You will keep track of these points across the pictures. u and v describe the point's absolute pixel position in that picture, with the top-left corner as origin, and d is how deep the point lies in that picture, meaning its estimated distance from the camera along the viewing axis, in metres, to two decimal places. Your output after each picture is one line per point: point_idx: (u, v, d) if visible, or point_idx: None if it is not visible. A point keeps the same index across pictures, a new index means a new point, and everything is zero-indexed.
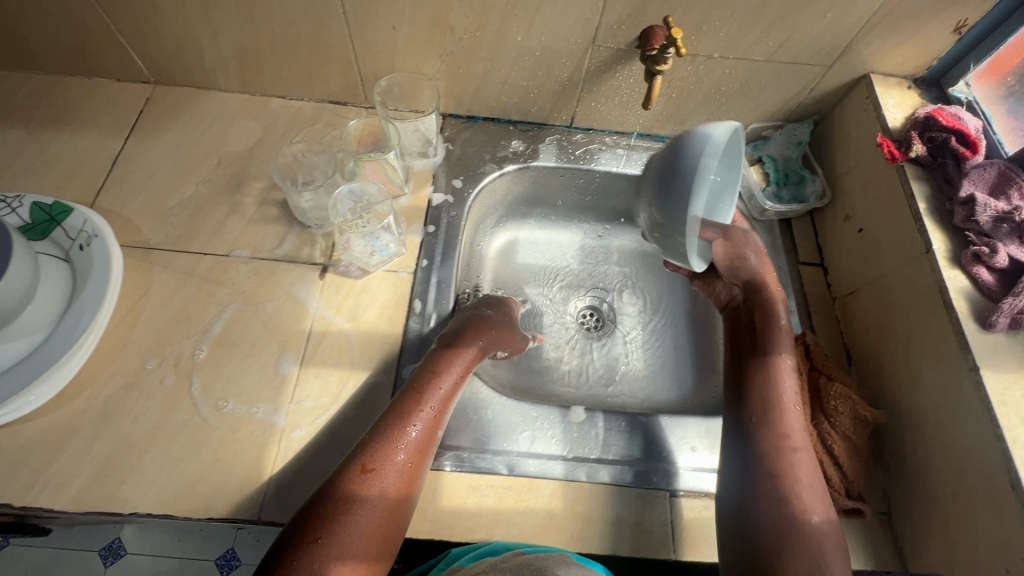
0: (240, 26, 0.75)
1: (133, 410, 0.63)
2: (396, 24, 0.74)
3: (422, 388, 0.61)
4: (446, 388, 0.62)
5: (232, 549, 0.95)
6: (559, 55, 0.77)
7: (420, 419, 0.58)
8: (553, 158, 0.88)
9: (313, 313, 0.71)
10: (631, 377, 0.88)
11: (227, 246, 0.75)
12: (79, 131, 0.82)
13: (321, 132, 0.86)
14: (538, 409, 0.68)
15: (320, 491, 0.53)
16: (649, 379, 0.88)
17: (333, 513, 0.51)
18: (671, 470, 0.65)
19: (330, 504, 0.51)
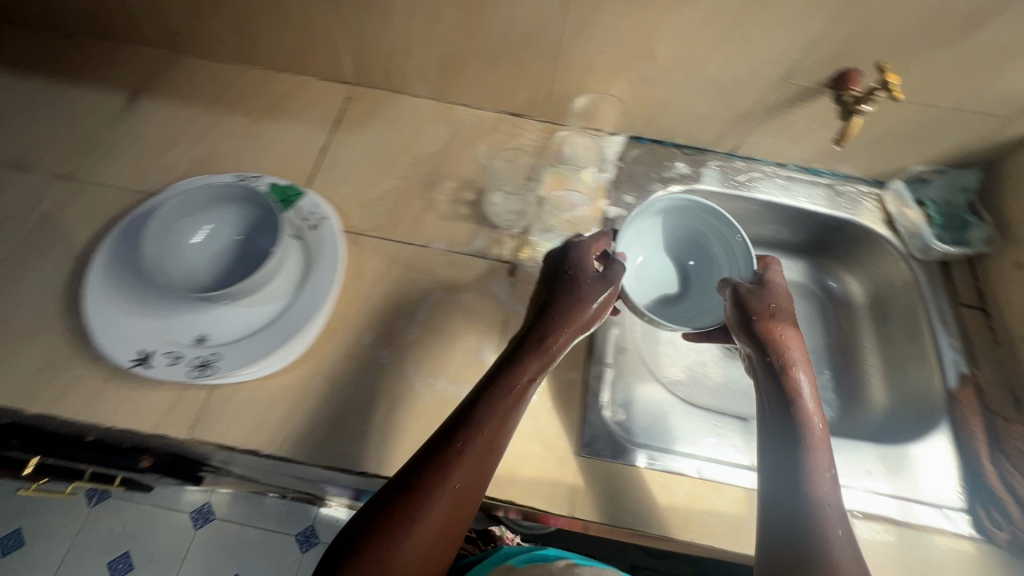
0: (456, 40, 0.83)
1: (356, 378, 0.69)
2: (602, 49, 0.80)
3: (494, 385, 0.55)
4: (540, 360, 0.57)
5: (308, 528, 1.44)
6: (748, 87, 0.82)
7: (496, 407, 0.54)
8: (715, 183, 0.92)
9: (507, 307, 0.76)
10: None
11: (426, 238, 0.81)
12: (290, 122, 0.90)
13: (501, 140, 0.92)
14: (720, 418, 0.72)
15: (390, 485, 0.51)
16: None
17: (427, 471, 0.51)
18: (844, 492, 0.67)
19: (394, 499, 0.49)
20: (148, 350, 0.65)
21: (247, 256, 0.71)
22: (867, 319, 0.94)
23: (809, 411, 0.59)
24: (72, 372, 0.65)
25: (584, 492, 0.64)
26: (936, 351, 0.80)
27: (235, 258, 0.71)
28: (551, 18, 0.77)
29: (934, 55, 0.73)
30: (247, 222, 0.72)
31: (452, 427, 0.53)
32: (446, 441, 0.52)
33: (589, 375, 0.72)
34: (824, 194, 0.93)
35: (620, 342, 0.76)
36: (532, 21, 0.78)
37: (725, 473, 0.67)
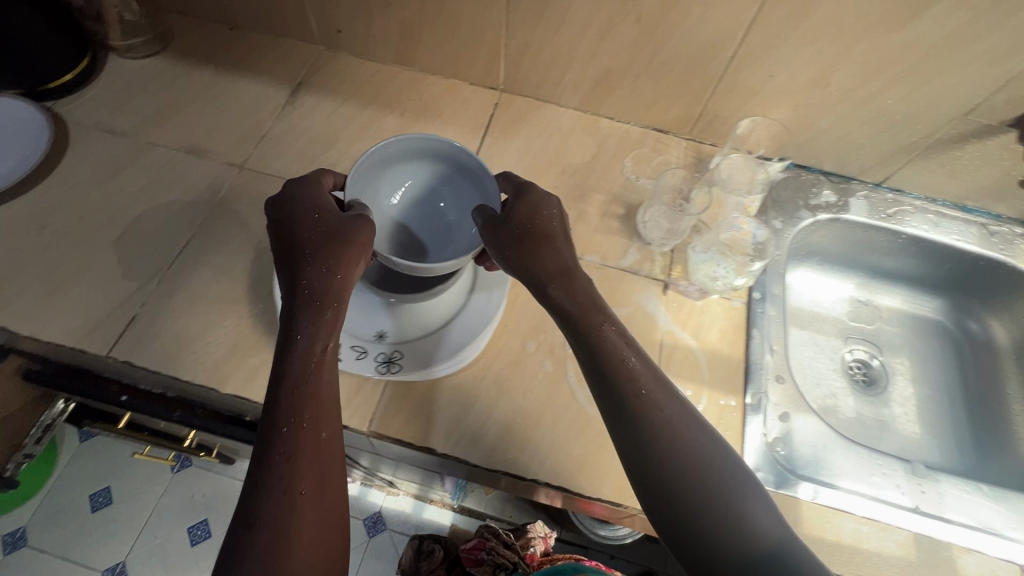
0: (622, 55, 0.83)
1: (522, 385, 0.70)
2: (775, 73, 0.79)
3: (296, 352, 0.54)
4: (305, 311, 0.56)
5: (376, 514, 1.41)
6: (920, 120, 0.80)
7: (308, 372, 0.54)
8: (863, 214, 0.91)
9: (662, 325, 0.77)
10: (910, 437, 0.89)
11: (580, 250, 0.82)
12: (443, 125, 0.92)
13: (647, 156, 0.92)
14: (883, 460, 0.71)
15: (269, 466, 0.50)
16: (929, 443, 0.88)
17: (290, 439, 0.51)
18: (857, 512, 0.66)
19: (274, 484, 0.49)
20: None
21: (443, 223, 0.72)
22: (1011, 365, 0.91)
23: (626, 372, 0.54)
24: (260, 357, 0.68)
25: None
26: None
27: (442, 228, 0.72)
28: (730, 40, 0.76)
29: None
30: (438, 185, 0.72)
31: (282, 395, 0.53)
32: (283, 407, 0.52)
33: (748, 401, 0.72)
34: (977, 233, 0.90)
35: (776, 371, 0.76)
36: (709, 42, 0.78)
37: (893, 514, 0.66)
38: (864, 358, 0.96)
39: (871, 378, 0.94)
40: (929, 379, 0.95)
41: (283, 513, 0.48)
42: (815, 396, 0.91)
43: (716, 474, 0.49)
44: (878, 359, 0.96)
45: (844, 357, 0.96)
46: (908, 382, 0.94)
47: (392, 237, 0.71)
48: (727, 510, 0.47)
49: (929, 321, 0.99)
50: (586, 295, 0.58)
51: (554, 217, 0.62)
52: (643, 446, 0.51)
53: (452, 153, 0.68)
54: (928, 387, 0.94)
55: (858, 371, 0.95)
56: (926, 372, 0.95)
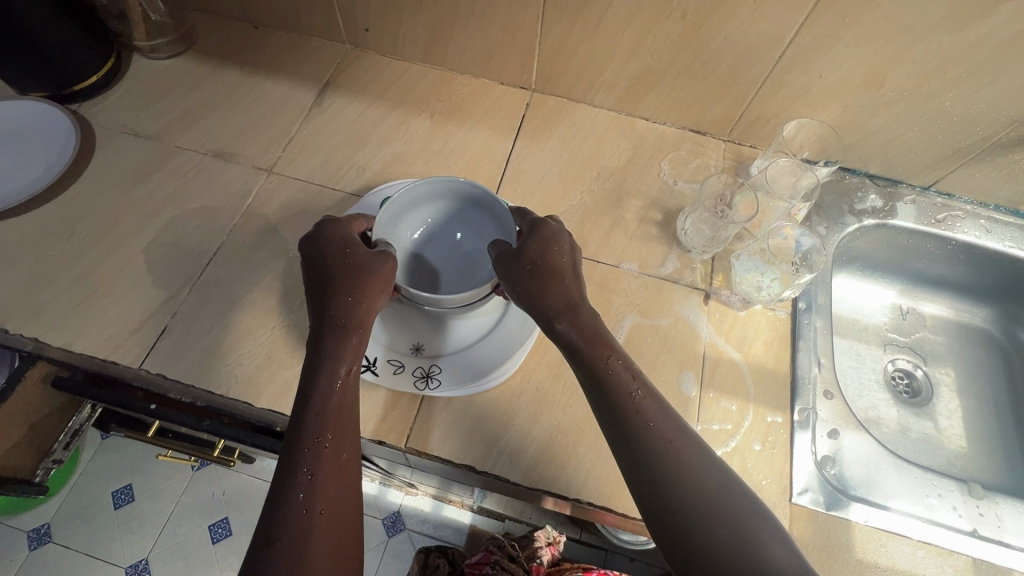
0: (663, 54, 0.80)
1: (561, 400, 0.68)
2: (825, 73, 0.75)
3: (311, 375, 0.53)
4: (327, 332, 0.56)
5: (395, 514, 1.40)
6: (978, 123, 0.76)
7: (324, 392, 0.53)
8: (911, 219, 0.87)
9: (705, 337, 0.74)
10: (958, 452, 0.86)
11: (617, 257, 0.79)
12: (473, 126, 0.90)
13: (685, 158, 0.89)
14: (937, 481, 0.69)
15: (287, 489, 0.48)
16: (978, 459, 0.85)
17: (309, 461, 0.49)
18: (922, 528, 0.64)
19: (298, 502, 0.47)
20: (371, 357, 0.65)
21: (459, 255, 0.68)
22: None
23: (632, 395, 0.52)
24: (293, 370, 0.67)
25: (802, 543, 0.62)
26: None
27: (459, 259, 0.68)
28: (780, 39, 0.73)
29: None
30: (449, 215, 0.68)
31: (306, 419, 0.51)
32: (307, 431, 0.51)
33: (796, 418, 0.69)
34: None
35: (824, 386, 0.73)
36: (757, 41, 0.74)
37: (951, 539, 0.63)
38: (907, 368, 0.93)
39: (915, 389, 0.91)
40: (977, 392, 0.91)
41: (299, 534, 0.46)
42: (858, 408, 0.88)
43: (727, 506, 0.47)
44: (922, 369, 0.93)
45: (887, 366, 0.93)
46: (953, 394, 0.91)
47: (410, 270, 0.67)
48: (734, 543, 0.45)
49: (976, 330, 0.95)
50: (594, 331, 0.56)
51: (565, 251, 0.60)
52: (649, 475, 0.49)
53: (467, 189, 0.65)
54: (974, 400, 0.90)
55: (901, 382, 0.92)
56: (973, 384, 0.92)
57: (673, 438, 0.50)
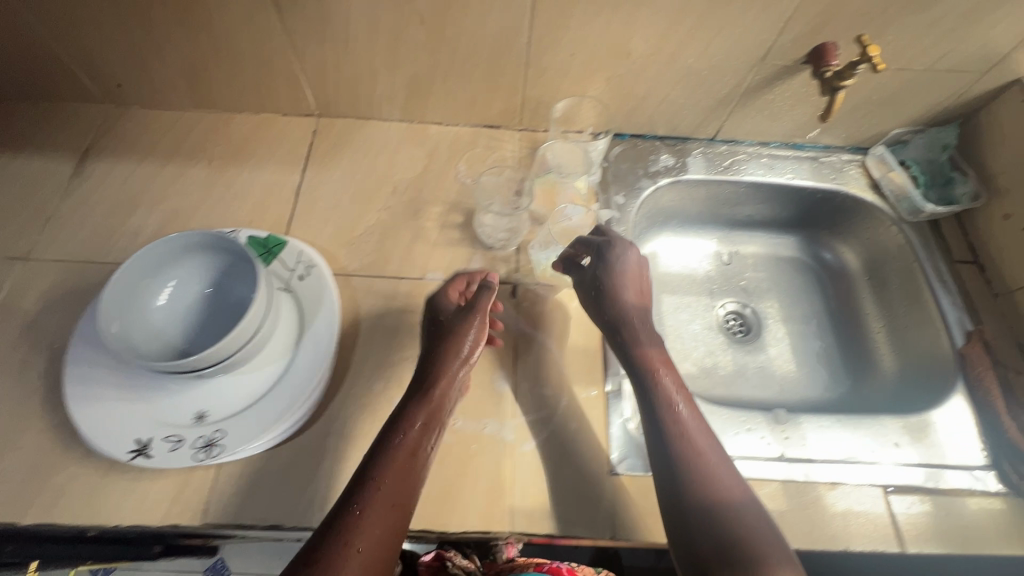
0: (423, 59, 0.79)
1: (371, 431, 0.66)
2: (576, 51, 0.77)
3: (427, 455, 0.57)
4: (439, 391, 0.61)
5: None
6: (725, 73, 0.80)
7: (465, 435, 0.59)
8: (701, 171, 0.91)
9: (515, 330, 0.74)
10: (787, 378, 0.90)
11: (421, 269, 0.78)
12: (258, 165, 0.85)
13: (482, 156, 0.89)
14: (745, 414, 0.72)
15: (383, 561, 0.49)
16: (808, 380, 0.90)
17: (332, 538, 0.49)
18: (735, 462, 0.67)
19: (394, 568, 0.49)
20: (145, 438, 0.60)
21: (215, 303, 0.64)
22: (865, 288, 0.95)
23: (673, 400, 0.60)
24: (66, 471, 0.61)
25: (625, 514, 0.62)
26: (939, 313, 0.81)
27: (217, 308, 0.64)
28: (521, 24, 0.73)
29: (908, 20, 0.72)
30: (216, 269, 0.65)
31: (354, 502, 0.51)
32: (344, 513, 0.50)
33: (608, 389, 0.70)
34: (810, 168, 0.93)
35: None
36: (501, 31, 0.75)
37: (757, 468, 0.67)
38: (738, 308, 0.98)
39: (746, 327, 0.96)
40: (799, 318, 0.97)
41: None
42: (694, 359, 0.91)
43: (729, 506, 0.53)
44: (749, 307, 0.98)
45: (719, 311, 0.97)
46: (780, 324, 0.96)
47: (168, 338, 0.62)
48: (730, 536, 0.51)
49: (791, 260, 1.01)
50: (654, 363, 0.63)
51: (630, 279, 0.71)
52: (671, 481, 0.55)
53: (199, 241, 0.63)
54: (798, 326, 0.96)
55: (733, 323, 0.97)
56: (796, 311, 0.97)
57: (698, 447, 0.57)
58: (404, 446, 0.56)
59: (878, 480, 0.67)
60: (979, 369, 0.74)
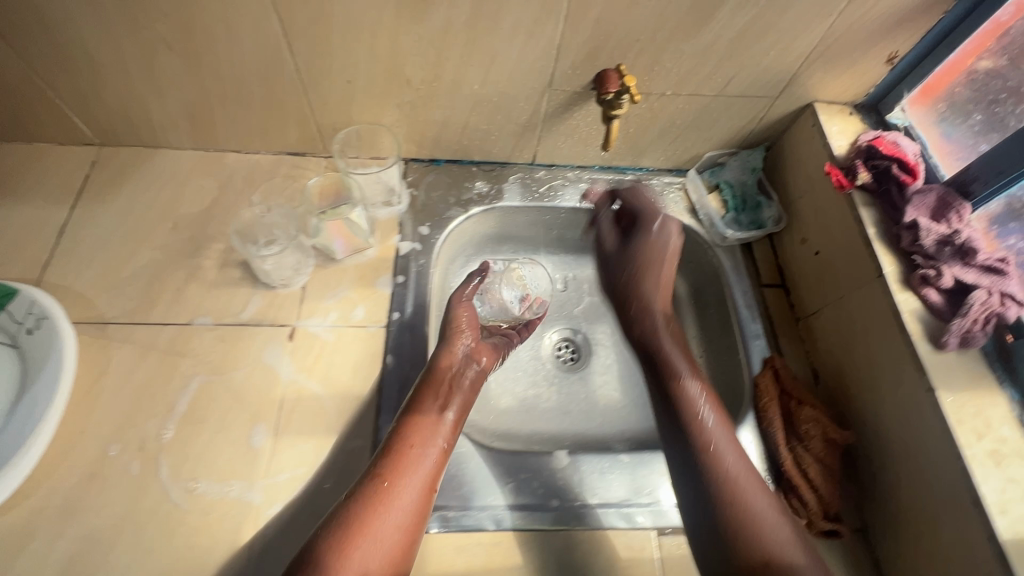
0: (189, 87, 0.73)
1: (97, 501, 0.60)
2: (351, 78, 0.73)
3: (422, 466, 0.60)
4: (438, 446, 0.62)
5: None
6: (517, 99, 0.78)
7: (442, 424, 0.63)
8: (517, 198, 0.89)
9: (285, 378, 0.69)
10: (609, 408, 0.88)
11: (190, 313, 0.72)
12: (19, 201, 0.78)
13: (280, 186, 0.84)
14: (521, 458, 0.68)
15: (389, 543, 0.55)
16: (630, 409, 0.89)
17: (353, 520, 0.54)
18: (503, 511, 0.64)
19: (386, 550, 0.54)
20: None
21: None
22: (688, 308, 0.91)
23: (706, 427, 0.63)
24: None
25: None
26: (741, 338, 0.79)
27: None
28: (280, 51, 0.68)
29: (680, 48, 0.70)
30: None
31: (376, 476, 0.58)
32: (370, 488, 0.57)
33: (377, 438, 0.66)
34: None
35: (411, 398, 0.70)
36: (262, 59, 0.69)
37: (524, 517, 0.64)
38: (569, 334, 0.95)
39: (577, 354, 0.94)
40: (630, 344, 0.95)
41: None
42: (515, 392, 0.88)
43: (741, 493, 0.59)
44: (581, 334, 0.96)
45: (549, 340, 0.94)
46: (610, 351, 0.95)
47: None
48: (741, 522, 0.57)
49: None
50: (696, 399, 0.65)
51: (662, 240, 0.77)
52: (698, 500, 0.60)
53: None
54: (627, 353, 0.94)
55: (563, 352, 0.94)
56: (628, 337, 0.95)
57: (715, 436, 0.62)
58: (414, 433, 0.61)
59: (651, 523, 0.65)
60: (766, 399, 0.72)
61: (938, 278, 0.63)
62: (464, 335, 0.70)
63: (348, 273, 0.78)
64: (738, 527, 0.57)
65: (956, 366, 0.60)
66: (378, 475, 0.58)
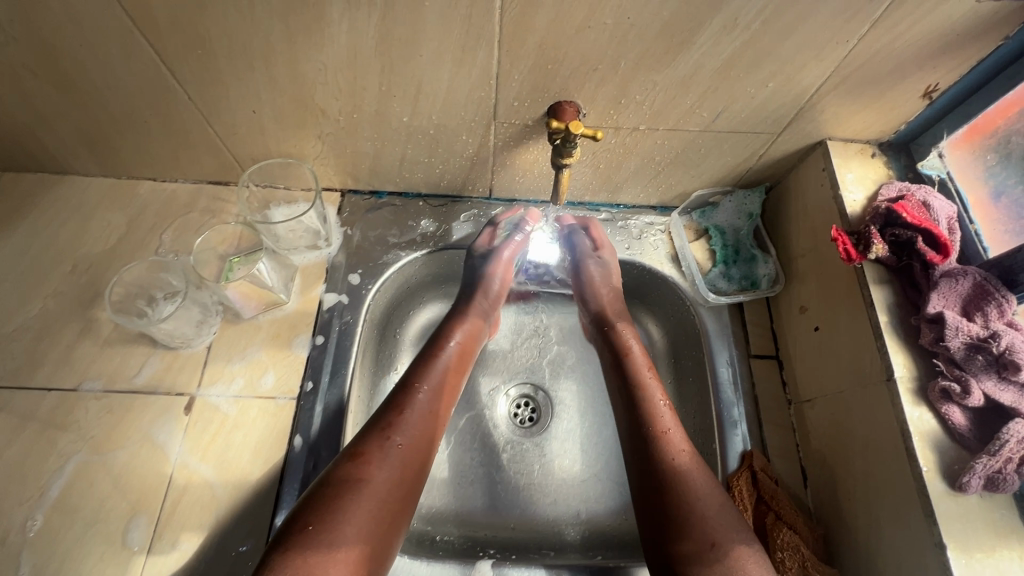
0: (71, 115, 0.63)
1: None
2: (255, 107, 0.61)
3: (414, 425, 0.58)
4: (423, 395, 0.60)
5: None
6: (458, 132, 0.64)
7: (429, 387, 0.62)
8: (468, 239, 0.76)
9: (174, 460, 0.61)
10: (566, 486, 0.74)
11: (78, 376, 0.64)
12: None
13: (197, 222, 0.74)
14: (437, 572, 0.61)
15: (382, 500, 0.52)
16: (591, 488, 0.75)
17: (339, 493, 0.51)
18: None
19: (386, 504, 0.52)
20: None
21: None
22: (666, 370, 0.75)
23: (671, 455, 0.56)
24: None
25: None
26: (717, 424, 0.65)
27: None
28: (163, 78, 0.57)
29: (651, 77, 0.56)
30: None
31: (371, 437, 0.56)
32: (366, 458, 0.54)
33: (270, 541, 0.58)
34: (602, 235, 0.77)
35: None
36: (145, 85, 0.58)
37: None
38: (529, 390, 0.81)
39: (536, 415, 0.80)
40: (599, 406, 0.80)
41: (297, 549, 0.47)
42: (456, 461, 0.75)
43: (695, 494, 0.53)
44: (542, 389, 0.81)
45: (502, 396, 0.80)
46: (575, 413, 0.80)
47: None
48: (699, 548, 0.50)
49: None
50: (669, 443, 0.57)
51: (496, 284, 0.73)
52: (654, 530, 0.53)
53: None
54: (594, 416, 0.79)
55: (521, 411, 0.80)
56: (596, 397, 0.81)
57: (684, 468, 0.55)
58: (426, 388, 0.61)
59: None
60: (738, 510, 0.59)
61: (964, 395, 0.49)
62: (495, 277, 0.73)
63: (261, 331, 0.68)
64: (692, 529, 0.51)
65: (976, 514, 0.47)
66: (383, 441, 0.56)
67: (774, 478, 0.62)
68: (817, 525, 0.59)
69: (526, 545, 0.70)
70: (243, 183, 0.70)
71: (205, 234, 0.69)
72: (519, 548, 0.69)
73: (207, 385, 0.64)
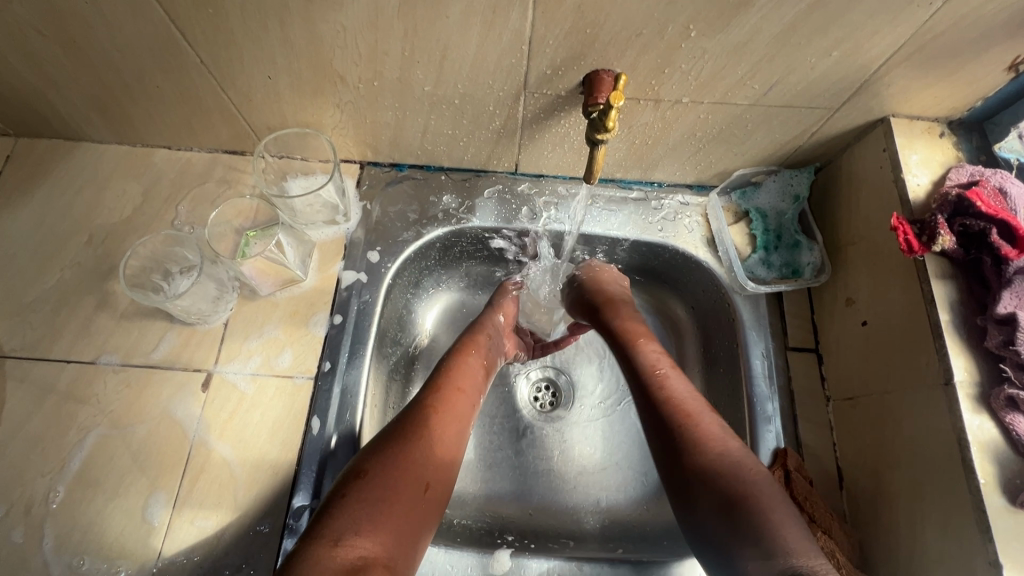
0: (81, 78, 0.60)
1: None
2: (271, 73, 0.57)
3: (455, 408, 0.60)
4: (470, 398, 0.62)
5: None
6: (484, 103, 0.60)
7: (470, 388, 0.63)
8: (491, 216, 0.72)
9: (191, 437, 0.60)
10: (586, 473, 0.72)
11: (96, 350, 0.63)
12: None
13: (213, 193, 0.71)
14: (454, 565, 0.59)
15: (421, 472, 0.52)
16: (612, 475, 0.72)
17: (390, 449, 0.53)
18: None
19: (427, 477, 0.52)
20: None
21: None
22: (696, 357, 0.73)
23: (687, 407, 0.56)
24: None
25: None
26: (750, 419, 0.62)
27: None
28: (174, 39, 0.54)
29: (700, 45, 0.50)
30: None
31: (412, 415, 0.57)
32: (414, 422, 0.56)
33: (287, 521, 0.57)
34: (633, 214, 0.72)
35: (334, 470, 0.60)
36: (157, 48, 0.55)
37: None
38: (550, 374, 0.79)
39: (557, 399, 0.78)
40: (621, 393, 0.77)
41: (336, 512, 0.47)
42: (475, 445, 0.73)
43: (742, 467, 0.49)
44: (564, 373, 0.79)
45: (504, 368, 0.79)
46: (597, 399, 0.77)
47: None
48: (718, 477, 0.49)
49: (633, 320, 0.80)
50: (680, 393, 0.57)
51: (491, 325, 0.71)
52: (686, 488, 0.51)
53: None
54: (615, 404, 0.77)
55: (542, 394, 0.78)
56: (619, 385, 0.78)
57: (694, 418, 0.54)
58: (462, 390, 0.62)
59: None
60: None
61: None
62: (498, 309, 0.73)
63: (278, 308, 0.66)
64: (725, 481, 0.49)
65: None
66: (424, 412, 0.57)
67: (808, 478, 0.58)
68: (852, 530, 0.56)
69: (545, 531, 0.68)
70: (258, 154, 0.67)
71: (219, 208, 0.67)
72: (539, 538, 0.67)
73: (224, 363, 0.63)
